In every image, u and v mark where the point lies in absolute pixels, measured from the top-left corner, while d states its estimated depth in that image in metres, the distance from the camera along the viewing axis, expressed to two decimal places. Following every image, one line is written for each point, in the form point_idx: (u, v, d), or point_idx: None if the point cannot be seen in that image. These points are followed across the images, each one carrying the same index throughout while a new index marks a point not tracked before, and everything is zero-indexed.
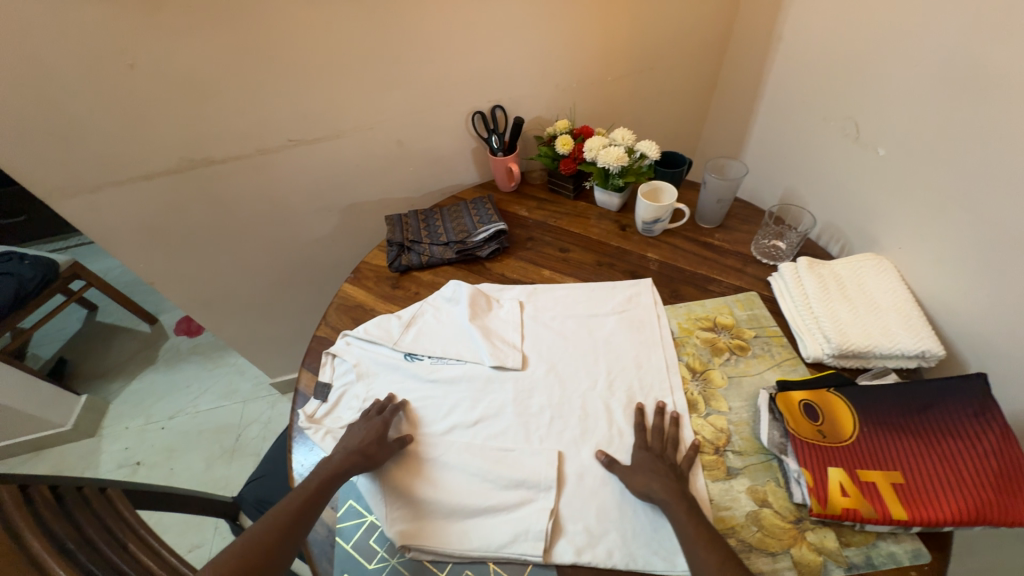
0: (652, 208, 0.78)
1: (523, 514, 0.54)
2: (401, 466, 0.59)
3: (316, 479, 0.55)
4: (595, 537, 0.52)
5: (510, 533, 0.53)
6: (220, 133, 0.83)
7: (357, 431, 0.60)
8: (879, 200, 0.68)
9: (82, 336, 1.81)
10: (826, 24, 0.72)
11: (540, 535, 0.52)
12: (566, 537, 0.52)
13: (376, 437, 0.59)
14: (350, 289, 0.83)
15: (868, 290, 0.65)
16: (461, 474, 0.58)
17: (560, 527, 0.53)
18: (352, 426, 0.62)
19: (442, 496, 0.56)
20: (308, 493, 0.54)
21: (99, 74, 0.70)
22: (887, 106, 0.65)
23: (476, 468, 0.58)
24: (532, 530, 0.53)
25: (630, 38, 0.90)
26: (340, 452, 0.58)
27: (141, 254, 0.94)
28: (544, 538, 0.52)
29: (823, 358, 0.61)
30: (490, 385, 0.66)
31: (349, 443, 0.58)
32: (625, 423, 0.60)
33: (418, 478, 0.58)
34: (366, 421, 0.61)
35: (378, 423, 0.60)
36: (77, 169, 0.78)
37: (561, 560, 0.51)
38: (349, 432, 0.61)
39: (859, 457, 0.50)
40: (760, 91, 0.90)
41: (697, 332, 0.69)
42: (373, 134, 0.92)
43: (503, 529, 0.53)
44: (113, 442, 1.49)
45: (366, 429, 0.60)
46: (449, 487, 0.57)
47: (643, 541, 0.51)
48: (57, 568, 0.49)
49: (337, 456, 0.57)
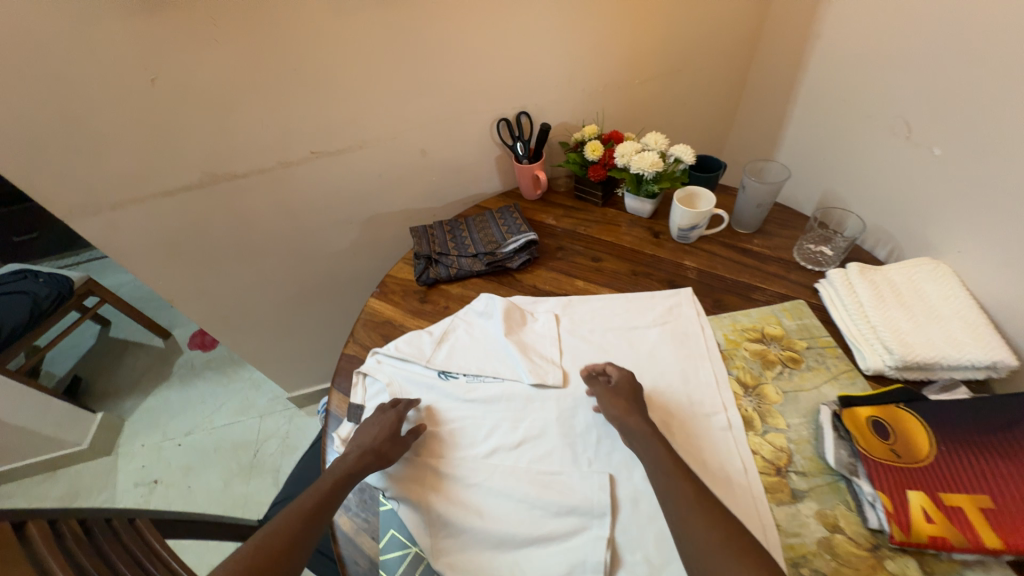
0: (690, 214, 0.76)
1: (575, 543, 0.51)
2: (445, 496, 0.56)
3: (331, 479, 0.54)
4: (656, 567, 0.49)
5: (563, 566, 0.50)
6: (242, 147, 0.81)
7: (370, 428, 0.59)
8: (935, 200, 0.65)
9: (96, 352, 1.80)
10: (870, 20, 0.70)
11: (598, 567, 0.49)
12: (626, 569, 0.49)
13: (390, 431, 0.59)
14: (378, 304, 0.80)
15: (927, 297, 0.62)
16: (508, 500, 0.55)
17: (617, 557, 0.50)
18: (364, 423, 0.61)
19: (490, 526, 0.53)
20: (321, 495, 0.52)
21: (121, 90, 0.68)
22: (941, 103, 0.62)
23: (524, 495, 0.55)
24: (588, 561, 0.50)
25: (658, 39, 0.88)
26: (356, 450, 0.56)
27: (161, 272, 0.92)
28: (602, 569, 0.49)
29: (884, 370, 0.58)
30: (530, 403, 0.63)
31: (364, 441, 0.57)
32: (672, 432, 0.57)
33: (462, 506, 0.55)
34: (381, 414, 0.61)
35: (391, 418, 0.60)
36: (98, 187, 0.76)
37: None
38: (362, 429, 0.60)
39: (940, 479, 0.46)
40: (794, 92, 0.88)
41: (745, 344, 0.66)
42: (396, 144, 0.90)
43: (554, 557, 0.51)
44: (130, 461, 1.47)
45: (379, 426, 0.59)
46: (497, 518, 0.54)
47: None
48: None
49: (353, 454, 0.56)
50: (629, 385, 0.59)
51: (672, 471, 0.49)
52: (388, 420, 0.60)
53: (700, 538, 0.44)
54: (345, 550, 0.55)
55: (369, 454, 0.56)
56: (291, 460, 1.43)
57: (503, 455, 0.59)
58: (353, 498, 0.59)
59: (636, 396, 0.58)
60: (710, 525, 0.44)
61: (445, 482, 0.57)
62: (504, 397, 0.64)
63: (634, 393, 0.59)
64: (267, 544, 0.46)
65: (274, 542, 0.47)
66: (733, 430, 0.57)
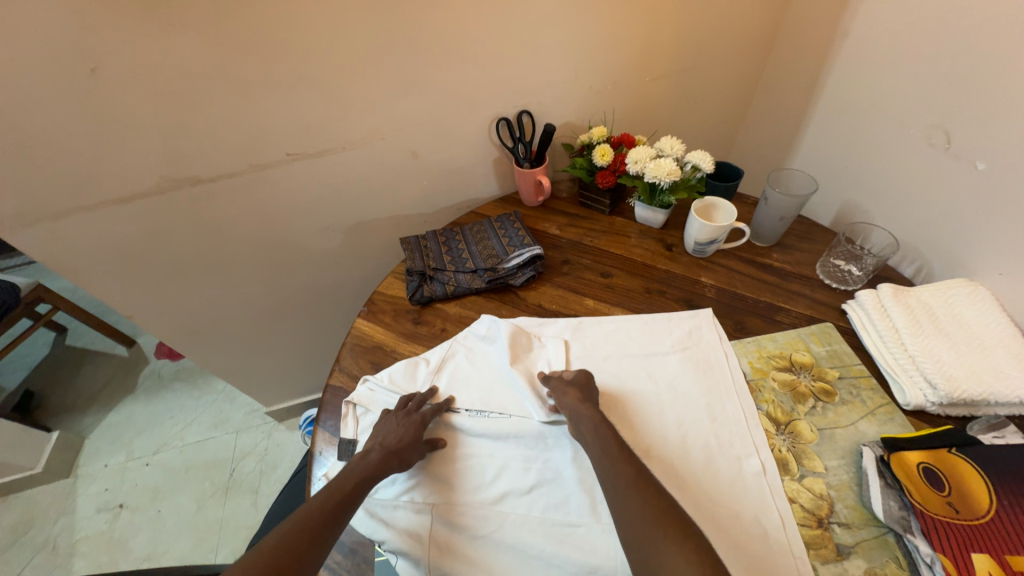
0: (709, 228, 0.70)
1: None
2: (452, 556, 0.49)
3: (353, 480, 0.49)
4: None
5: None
6: (207, 148, 0.71)
7: (392, 427, 0.54)
8: (974, 218, 0.61)
9: (50, 362, 1.66)
10: (908, 20, 0.64)
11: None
12: None
13: (417, 431, 0.54)
14: (365, 326, 0.72)
15: (965, 323, 0.58)
16: (519, 557, 0.49)
17: None
18: (384, 420, 0.56)
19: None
20: (345, 493, 0.48)
21: (54, 82, 0.57)
22: (987, 114, 0.57)
23: (538, 550, 0.49)
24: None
25: (673, 33, 0.81)
26: (378, 450, 0.52)
27: (116, 288, 0.81)
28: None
29: (925, 406, 0.54)
30: (544, 443, 0.56)
31: (387, 440, 0.53)
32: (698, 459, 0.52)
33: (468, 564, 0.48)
34: (405, 415, 0.56)
35: (416, 421, 0.55)
36: (32, 196, 0.65)
37: None
38: (383, 426, 0.55)
39: (1005, 539, 0.42)
40: (815, 94, 0.83)
41: (773, 373, 0.60)
42: (385, 145, 0.81)
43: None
44: (90, 484, 1.35)
45: (404, 427, 0.54)
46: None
47: None
48: None
49: (374, 456, 0.52)
50: (586, 381, 0.57)
51: (613, 453, 0.49)
52: (421, 420, 0.55)
53: (634, 514, 0.43)
54: None
55: (388, 459, 0.51)
56: (270, 479, 1.34)
57: (514, 502, 0.52)
58: (344, 562, 0.51)
59: (591, 393, 0.57)
60: (647, 503, 0.44)
61: (451, 539, 0.50)
62: (511, 437, 0.57)
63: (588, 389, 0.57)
64: (279, 550, 0.42)
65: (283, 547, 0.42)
66: (768, 477, 0.51)
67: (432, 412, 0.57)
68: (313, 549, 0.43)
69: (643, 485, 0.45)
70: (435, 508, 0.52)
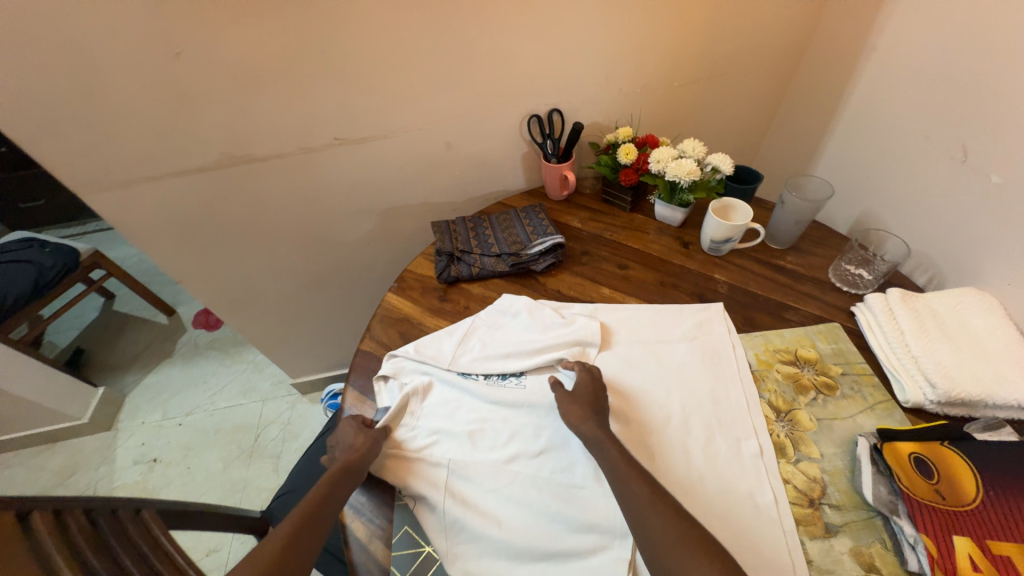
0: (725, 227, 0.73)
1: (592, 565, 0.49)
2: (464, 505, 0.53)
3: (326, 484, 0.51)
4: None
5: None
6: (265, 129, 0.78)
7: (346, 439, 0.57)
8: (988, 231, 0.62)
9: (98, 324, 1.79)
10: (936, 36, 0.66)
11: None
12: None
13: (360, 434, 0.57)
14: (395, 300, 0.78)
15: (971, 329, 0.60)
16: (524, 508, 0.53)
17: None
18: (336, 440, 0.58)
19: (502, 539, 0.51)
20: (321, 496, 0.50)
21: (141, 64, 0.64)
22: (1006, 129, 0.59)
23: (543, 506, 0.53)
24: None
25: (703, 41, 0.84)
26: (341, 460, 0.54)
27: (172, 252, 0.90)
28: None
29: (924, 405, 0.56)
30: (541, 421, 0.60)
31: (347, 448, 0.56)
32: (698, 446, 0.55)
33: (479, 512, 0.53)
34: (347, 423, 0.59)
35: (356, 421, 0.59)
36: (113, 164, 0.73)
37: None
38: (340, 442, 0.57)
39: (990, 525, 0.45)
40: (839, 105, 0.85)
41: (777, 366, 0.63)
42: (423, 135, 0.87)
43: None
44: (128, 438, 1.45)
45: (352, 431, 0.57)
46: (514, 529, 0.51)
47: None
48: None
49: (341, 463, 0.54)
50: (592, 390, 0.58)
51: (631, 475, 0.49)
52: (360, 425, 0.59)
53: (654, 533, 0.45)
54: (357, 558, 0.52)
55: (342, 468, 0.53)
56: (292, 447, 1.41)
57: (521, 461, 0.56)
58: (366, 504, 0.56)
59: (597, 400, 0.57)
60: (668, 523, 0.45)
61: (460, 490, 0.54)
62: (523, 407, 0.61)
63: (596, 398, 0.58)
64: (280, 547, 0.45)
65: (279, 550, 0.45)
66: (765, 459, 0.54)
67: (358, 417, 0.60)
68: (310, 530, 0.48)
69: (667, 503, 0.47)
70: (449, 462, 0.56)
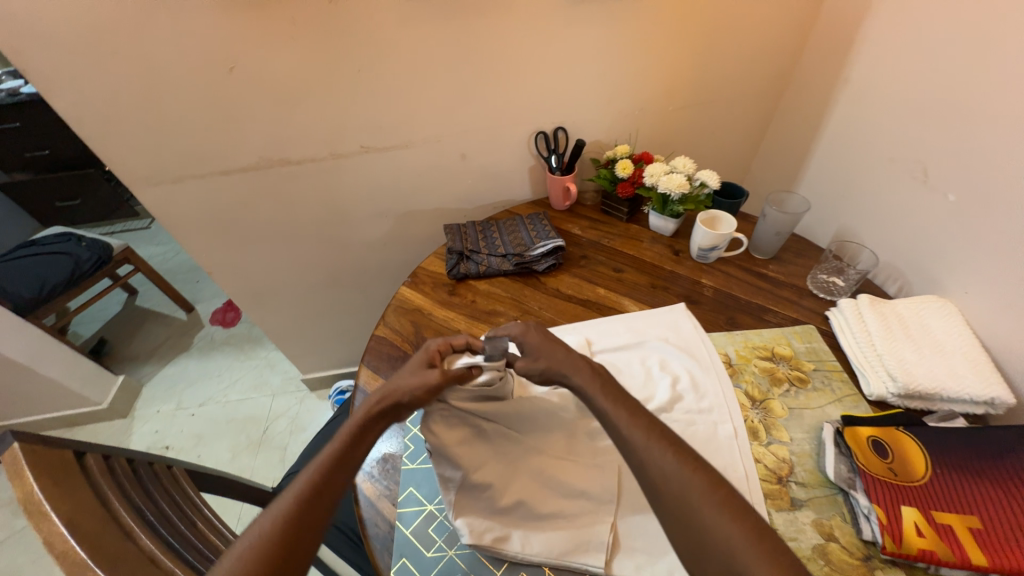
0: (711, 236, 0.80)
1: (586, 526, 0.52)
2: (483, 468, 0.53)
3: (355, 428, 0.52)
4: (654, 556, 0.50)
5: (568, 540, 0.51)
6: (300, 137, 0.87)
7: (407, 374, 0.55)
8: (950, 245, 0.69)
9: (120, 318, 1.89)
10: (899, 72, 0.74)
11: (602, 546, 0.51)
12: (626, 552, 0.51)
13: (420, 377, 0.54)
14: (408, 292, 0.85)
15: (932, 331, 0.66)
16: (529, 473, 0.55)
17: (619, 542, 0.52)
18: (405, 368, 0.56)
19: (507, 500, 0.53)
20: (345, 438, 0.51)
21: (201, 76, 0.74)
22: (958, 155, 0.66)
23: (549, 476, 0.54)
24: (593, 540, 0.51)
25: (696, 70, 0.93)
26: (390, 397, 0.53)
27: (206, 243, 0.98)
28: (604, 550, 0.50)
29: (886, 397, 0.62)
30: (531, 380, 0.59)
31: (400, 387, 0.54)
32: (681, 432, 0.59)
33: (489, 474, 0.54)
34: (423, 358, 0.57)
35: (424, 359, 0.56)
36: (165, 162, 0.83)
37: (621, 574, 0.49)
38: (404, 373, 0.55)
39: (933, 498, 0.50)
40: (820, 131, 0.93)
41: (755, 361, 0.69)
42: (440, 146, 0.96)
43: (563, 541, 0.52)
44: (144, 425, 1.52)
45: (415, 371, 0.55)
46: (516, 486, 0.54)
47: None
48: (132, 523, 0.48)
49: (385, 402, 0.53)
50: (539, 338, 0.59)
51: (621, 413, 0.50)
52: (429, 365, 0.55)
53: (659, 473, 0.45)
54: (366, 513, 0.57)
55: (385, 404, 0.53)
56: (298, 440, 1.46)
57: (545, 425, 0.56)
58: (376, 468, 0.61)
59: (551, 342, 0.59)
60: (676, 464, 0.45)
61: (482, 454, 0.54)
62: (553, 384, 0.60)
63: (554, 342, 0.59)
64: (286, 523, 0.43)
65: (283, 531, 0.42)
66: (739, 439, 0.59)
67: (447, 353, 0.58)
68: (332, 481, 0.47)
69: (651, 431, 0.48)
70: (480, 425, 0.55)
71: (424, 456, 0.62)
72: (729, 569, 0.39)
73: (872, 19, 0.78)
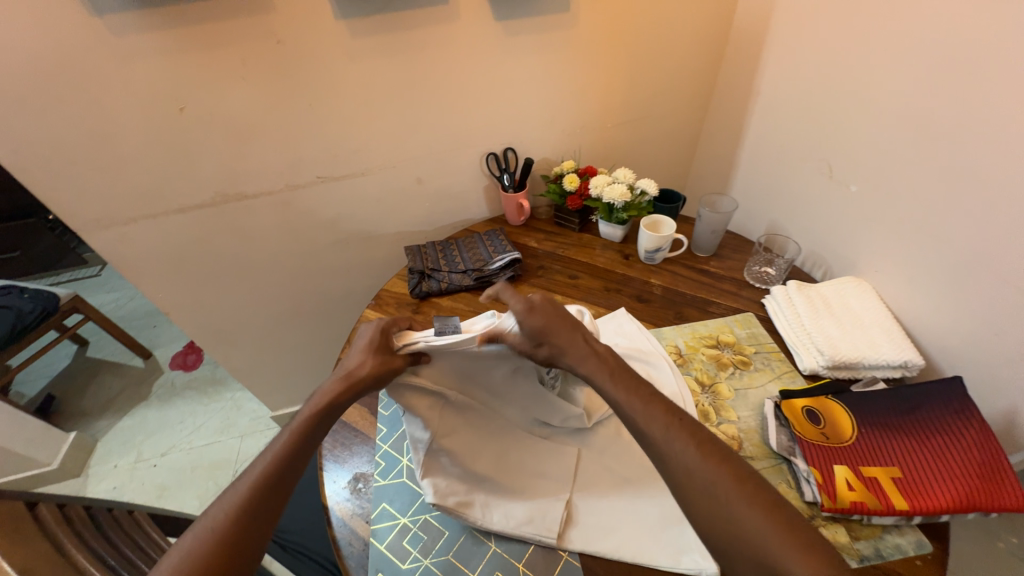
0: (654, 238, 0.87)
1: (542, 502, 0.56)
2: (451, 435, 0.56)
3: (310, 420, 0.50)
4: (609, 531, 0.54)
5: (524, 513, 0.55)
6: (256, 171, 0.89)
7: (357, 354, 0.55)
8: (858, 231, 0.78)
9: (69, 372, 1.78)
10: (800, 83, 0.84)
11: (558, 520, 0.54)
12: (581, 528, 0.54)
13: (373, 357, 0.53)
14: (372, 314, 0.86)
15: (852, 308, 0.73)
16: (491, 452, 0.58)
17: (573, 518, 0.55)
18: (357, 348, 0.56)
19: (471, 477, 0.56)
20: (297, 430, 0.49)
21: (150, 116, 0.75)
22: (853, 152, 0.76)
23: (515, 455, 0.59)
24: (549, 516, 0.55)
25: (628, 90, 1.02)
26: (342, 380, 0.53)
27: (161, 283, 0.97)
28: (558, 524, 0.54)
29: (818, 370, 0.68)
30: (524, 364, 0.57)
31: (352, 370, 0.53)
32: None
33: (447, 468, 0.56)
34: (376, 335, 0.56)
35: (377, 338, 0.56)
36: (115, 202, 0.82)
37: (574, 546, 0.53)
38: (356, 354, 0.55)
39: (860, 455, 0.55)
40: (742, 138, 1.02)
41: (702, 349, 0.74)
42: (396, 172, 0.99)
43: (519, 515, 0.55)
44: (99, 483, 1.43)
45: (365, 349, 0.55)
46: (481, 461, 0.57)
47: (660, 540, 0.52)
48: (92, 568, 0.47)
49: (337, 385, 0.53)
50: (543, 319, 0.55)
51: (636, 403, 0.49)
52: (381, 344, 0.55)
53: (679, 466, 0.45)
54: (340, 533, 0.58)
55: (341, 389, 0.52)
56: None
57: (516, 396, 0.59)
58: (348, 487, 0.62)
59: (560, 320, 0.56)
60: (695, 456, 0.45)
61: (451, 421, 0.56)
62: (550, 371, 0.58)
63: (560, 321, 0.56)
64: (238, 518, 0.42)
65: (233, 526, 0.42)
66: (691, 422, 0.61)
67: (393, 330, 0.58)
68: (280, 479, 0.46)
69: (672, 419, 0.48)
70: (449, 395, 0.56)
71: (395, 472, 0.63)
72: (737, 543, 0.41)
73: (772, 40, 0.89)
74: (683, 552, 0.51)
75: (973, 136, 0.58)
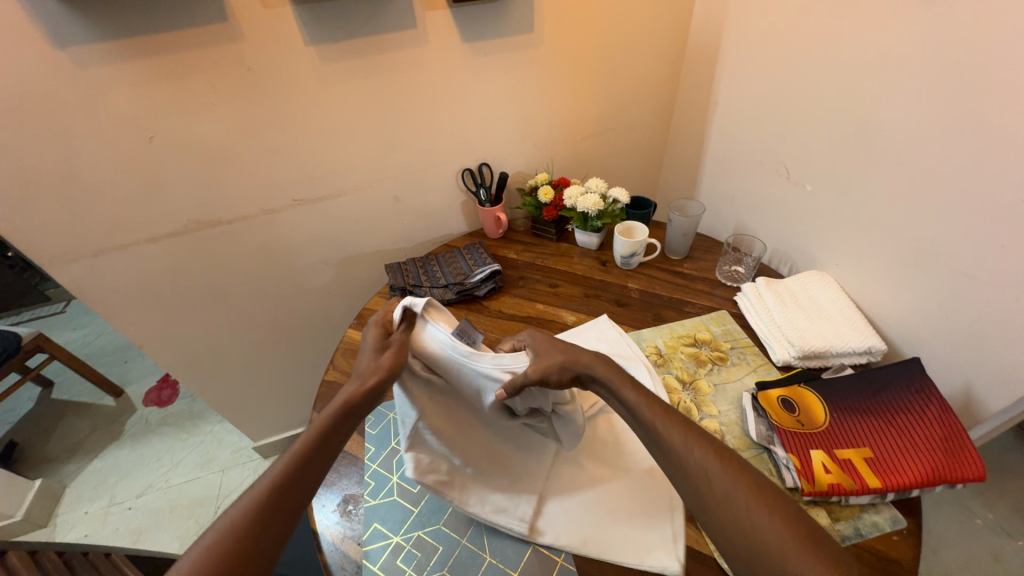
0: (628, 244, 0.89)
1: (517, 493, 0.58)
2: (439, 415, 0.57)
3: (326, 427, 0.50)
4: (579, 524, 0.55)
5: (500, 501, 0.57)
6: (232, 197, 0.89)
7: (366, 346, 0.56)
8: (817, 227, 0.82)
9: (33, 416, 1.69)
10: (753, 93, 0.90)
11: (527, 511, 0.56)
12: (550, 520, 0.56)
13: (384, 350, 0.55)
14: (354, 334, 0.86)
15: (818, 300, 0.77)
16: (474, 446, 0.59)
17: (541, 508, 0.57)
18: (365, 343, 0.57)
19: (453, 460, 0.57)
20: (314, 438, 0.49)
21: (119, 146, 0.75)
22: (807, 155, 0.81)
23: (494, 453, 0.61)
24: (519, 508, 0.56)
25: (595, 105, 1.06)
26: (356, 378, 0.53)
27: (133, 316, 0.94)
28: (529, 514, 0.56)
29: (790, 360, 0.71)
30: (529, 390, 0.55)
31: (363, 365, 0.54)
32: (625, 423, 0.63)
33: (429, 451, 0.57)
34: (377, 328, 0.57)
35: (380, 331, 0.57)
36: (82, 235, 0.80)
37: (545, 538, 0.54)
38: (365, 349, 0.56)
39: (834, 438, 0.58)
40: (705, 146, 1.08)
41: (681, 348, 0.77)
42: (372, 192, 1.00)
43: (492, 501, 0.57)
44: (69, 532, 1.35)
45: (373, 343, 0.56)
46: (463, 445, 0.58)
47: (629, 531, 0.53)
48: None
49: (353, 386, 0.53)
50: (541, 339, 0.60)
51: (656, 412, 0.51)
52: (385, 336, 0.56)
53: (692, 466, 0.46)
54: (331, 557, 0.56)
55: (356, 388, 0.52)
56: None
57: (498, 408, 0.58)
58: (337, 509, 0.61)
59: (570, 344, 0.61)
60: (709, 457, 0.46)
61: (441, 403, 0.58)
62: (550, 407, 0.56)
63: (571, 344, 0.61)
64: (233, 547, 0.40)
65: (229, 546, 0.40)
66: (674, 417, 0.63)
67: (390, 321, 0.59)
68: (278, 503, 0.44)
69: (686, 426, 0.49)
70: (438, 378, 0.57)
71: (386, 491, 0.62)
72: (741, 535, 0.42)
73: (725, 55, 0.95)
74: (648, 549, 0.51)
75: (911, 136, 0.64)
